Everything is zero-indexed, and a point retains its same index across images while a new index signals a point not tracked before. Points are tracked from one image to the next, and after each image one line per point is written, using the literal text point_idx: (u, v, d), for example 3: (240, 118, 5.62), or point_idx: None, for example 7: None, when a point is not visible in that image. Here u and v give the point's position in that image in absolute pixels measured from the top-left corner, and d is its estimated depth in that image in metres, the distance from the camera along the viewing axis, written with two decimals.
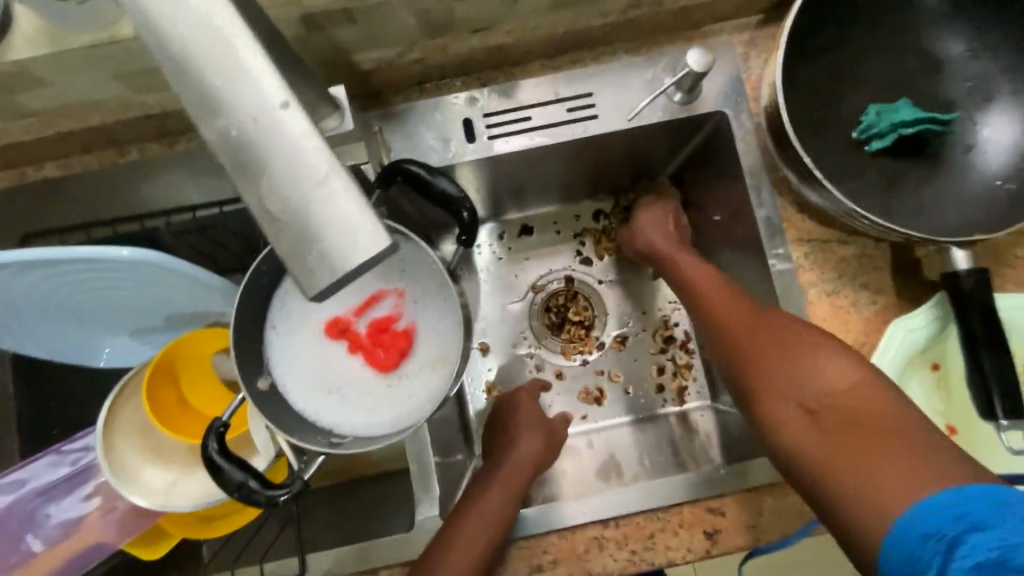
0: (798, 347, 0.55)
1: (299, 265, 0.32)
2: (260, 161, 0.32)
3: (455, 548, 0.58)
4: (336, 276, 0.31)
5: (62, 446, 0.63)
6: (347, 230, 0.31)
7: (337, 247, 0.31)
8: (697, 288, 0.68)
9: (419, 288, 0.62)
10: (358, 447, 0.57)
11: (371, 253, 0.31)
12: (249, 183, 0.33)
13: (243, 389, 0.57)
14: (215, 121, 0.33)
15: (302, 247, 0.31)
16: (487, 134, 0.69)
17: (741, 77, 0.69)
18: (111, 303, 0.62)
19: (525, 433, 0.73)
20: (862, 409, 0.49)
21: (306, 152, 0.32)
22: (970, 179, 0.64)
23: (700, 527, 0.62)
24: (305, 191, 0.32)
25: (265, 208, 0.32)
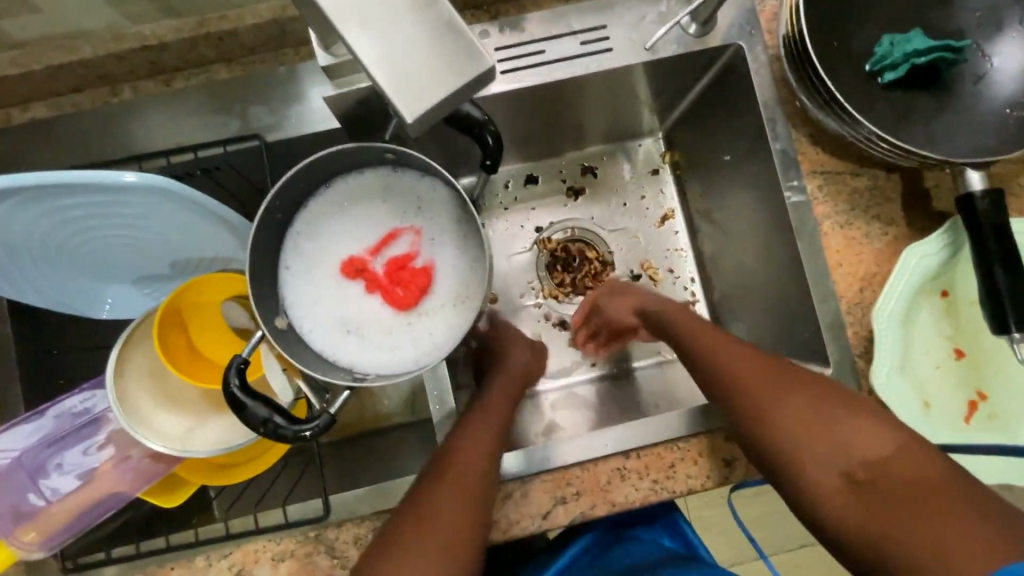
0: (827, 415, 0.55)
1: (401, 91, 0.35)
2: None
3: (451, 474, 0.57)
4: (441, 95, 0.35)
5: (59, 402, 0.61)
6: (451, 52, 0.35)
7: (444, 67, 0.35)
8: (706, 337, 0.65)
9: (437, 225, 0.61)
10: (380, 382, 0.56)
11: (474, 72, 0.35)
12: (350, 11, 0.35)
13: (261, 325, 0.55)
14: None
15: (409, 71, 0.35)
16: (498, 69, 0.67)
17: (756, 10, 0.68)
18: (115, 246, 0.60)
19: (513, 350, 0.76)
20: (913, 479, 0.49)
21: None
22: (980, 108, 0.65)
23: (719, 455, 0.64)
24: (409, 22, 0.35)
25: (367, 36, 0.35)
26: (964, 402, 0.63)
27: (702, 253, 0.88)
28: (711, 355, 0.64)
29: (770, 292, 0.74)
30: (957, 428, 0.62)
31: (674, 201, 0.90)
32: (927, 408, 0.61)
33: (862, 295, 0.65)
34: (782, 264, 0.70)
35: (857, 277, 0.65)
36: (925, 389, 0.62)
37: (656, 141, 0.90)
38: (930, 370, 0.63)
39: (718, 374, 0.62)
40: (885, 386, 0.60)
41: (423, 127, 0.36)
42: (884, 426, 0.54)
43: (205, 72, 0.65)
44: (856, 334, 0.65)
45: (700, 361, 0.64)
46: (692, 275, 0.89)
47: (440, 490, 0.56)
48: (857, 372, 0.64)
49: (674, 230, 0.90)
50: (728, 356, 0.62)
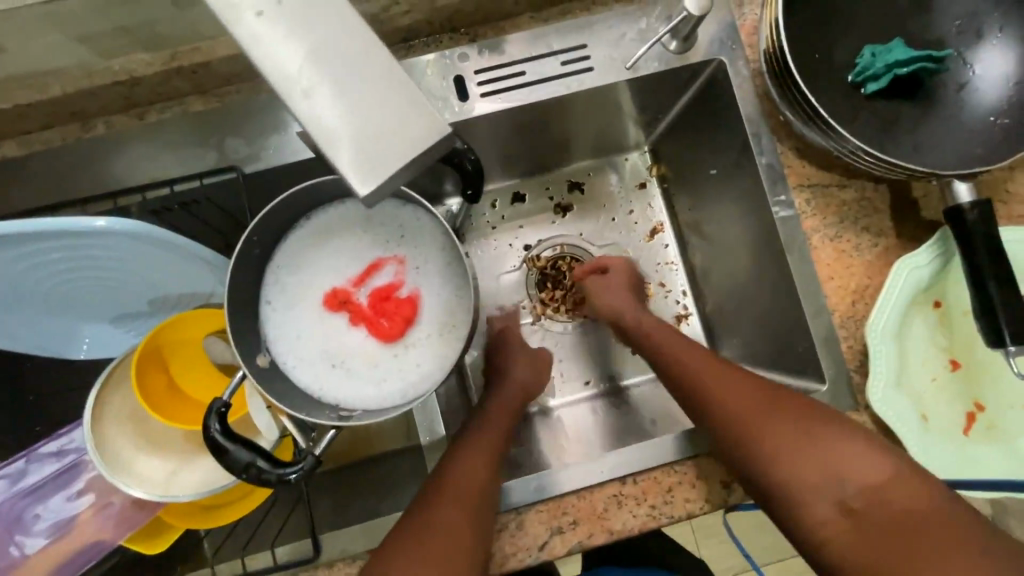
0: (827, 444, 0.55)
1: (358, 163, 0.32)
2: (305, 57, 0.33)
3: (450, 495, 0.57)
4: (398, 165, 0.32)
5: (37, 447, 0.58)
6: (406, 117, 0.32)
7: (399, 135, 0.32)
8: (699, 367, 0.66)
9: (422, 254, 0.59)
10: (368, 419, 0.55)
11: (433, 137, 0.32)
12: (298, 79, 0.33)
13: (242, 365, 0.53)
14: (256, 26, 0.33)
15: (362, 140, 0.32)
16: (479, 92, 0.66)
17: (736, 24, 0.68)
18: (90, 287, 0.58)
19: (515, 364, 0.77)
20: (904, 512, 0.50)
21: (353, 49, 0.33)
22: (964, 116, 0.64)
23: (718, 477, 0.62)
24: (361, 87, 0.32)
25: (316, 105, 0.32)
26: (962, 414, 0.62)
27: (693, 266, 0.87)
28: (700, 379, 0.64)
29: (762, 305, 0.73)
30: (957, 440, 0.61)
31: (662, 215, 0.90)
32: (925, 422, 0.61)
33: (855, 308, 0.64)
34: (773, 278, 0.69)
35: (849, 290, 0.64)
36: (922, 402, 0.61)
37: (642, 154, 0.90)
38: (926, 382, 0.62)
39: (713, 408, 0.61)
40: (881, 401, 0.59)
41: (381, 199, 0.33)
42: (883, 451, 0.53)
43: (179, 104, 0.64)
44: (850, 349, 0.64)
45: (697, 391, 0.64)
46: (684, 288, 0.88)
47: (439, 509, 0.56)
48: (852, 387, 0.63)
49: (665, 244, 0.89)
50: (721, 388, 0.62)
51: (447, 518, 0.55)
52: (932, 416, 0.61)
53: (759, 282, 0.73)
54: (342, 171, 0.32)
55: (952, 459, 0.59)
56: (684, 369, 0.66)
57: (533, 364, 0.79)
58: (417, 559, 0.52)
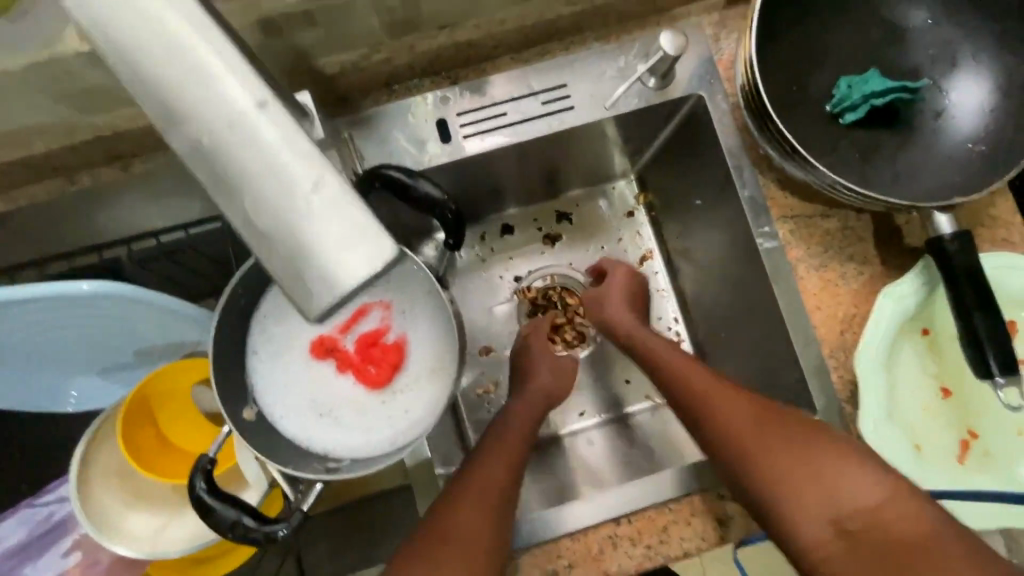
0: (818, 466, 0.55)
1: (304, 295, 0.28)
2: (234, 166, 0.28)
3: (472, 502, 0.58)
4: (339, 292, 0.27)
5: (35, 499, 0.60)
6: (344, 236, 0.27)
7: (335, 259, 0.27)
8: (700, 381, 0.64)
9: (407, 298, 0.59)
10: (356, 471, 0.55)
11: (375, 262, 0.26)
12: (227, 194, 0.28)
13: (227, 422, 0.54)
14: (186, 134, 0.29)
15: (298, 263, 0.27)
16: (462, 134, 0.67)
17: (713, 59, 0.69)
18: (75, 344, 0.58)
19: (540, 364, 0.78)
20: (896, 530, 0.51)
21: (283, 154, 0.28)
22: (942, 143, 0.65)
23: (712, 514, 0.62)
24: (292, 200, 0.27)
25: (251, 225, 0.28)
26: (956, 441, 0.62)
27: (683, 293, 0.87)
28: (700, 397, 0.63)
29: (751, 334, 0.73)
30: (951, 470, 0.60)
31: (651, 242, 0.90)
32: (919, 452, 0.60)
33: (843, 338, 0.64)
34: (761, 307, 0.70)
35: (837, 320, 0.64)
36: (915, 432, 0.61)
37: (628, 183, 0.90)
38: (918, 411, 0.62)
39: (710, 425, 0.61)
40: (874, 433, 0.59)
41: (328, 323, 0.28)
42: (878, 482, 0.53)
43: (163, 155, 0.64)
44: (841, 379, 0.64)
45: (699, 408, 0.63)
46: (675, 315, 0.87)
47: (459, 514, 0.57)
48: (844, 417, 0.63)
49: (654, 271, 0.89)
50: (724, 407, 0.61)
51: (466, 527, 0.56)
52: (925, 445, 0.61)
53: (748, 311, 0.73)
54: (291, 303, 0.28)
55: (947, 489, 0.59)
56: (688, 386, 0.65)
57: (556, 370, 0.79)
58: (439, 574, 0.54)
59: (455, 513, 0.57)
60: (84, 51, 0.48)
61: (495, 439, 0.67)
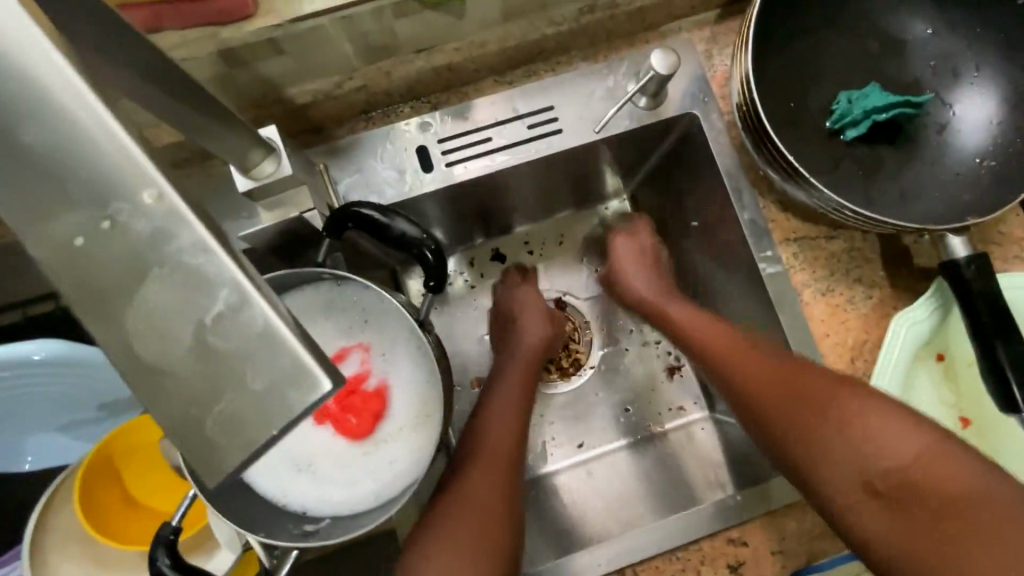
0: (846, 407, 0.52)
1: (196, 440, 0.20)
2: (114, 277, 0.20)
3: (488, 463, 0.59)
4: (253, 447, 0.19)
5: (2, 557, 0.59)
6: (265, 376, 0.19)
7: (251, 403, 0.19)
8: (727, 344, 0.62)
9: (388, 340, 0.55)
10: (337, 535, 0.50)
11: (299, 406, 0.19)
12: (101, 318, 0.20)
13: (193, 485, 0.47)
14: (45, 229, 0.20)
15: (196, 405, 0.20)
16: (445, 161, 0.63)
17: (706, 76, 0.66)
18: (27, 402, 0.55)
19: (529, 311, 0.76)
20: (943, 491, 0.46)
21: (185, 262, 0.20)
22: (948, 159, 0.62)
23: (724, 561, 0.58)
24: (197, 324, 0.20)
25: (129, 358, 0.20)
26: None
27: None
28: (723, 360, 0.61)
29: None
30: None
31: None
32: None
33: (854, 366, 0.61)
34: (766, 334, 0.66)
35: (846, 347, 0.61)
36: None
37: (622, 203, 0.86)
38: None
39: (737, 381, 0.59)
40: None
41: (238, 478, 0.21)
42: (914, 424, 0.49)
43: None
44: None
45: (727, 371, 0.60)
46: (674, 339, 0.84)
47: (474, 473, 0.58)
48: None
49: None
50: (751, 362, 0.59)
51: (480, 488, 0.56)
52: None
53: None
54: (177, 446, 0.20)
55: None
56: (716, 349, 0.62)
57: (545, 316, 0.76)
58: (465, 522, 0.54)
59: (468, 474, 0.58)
60: None
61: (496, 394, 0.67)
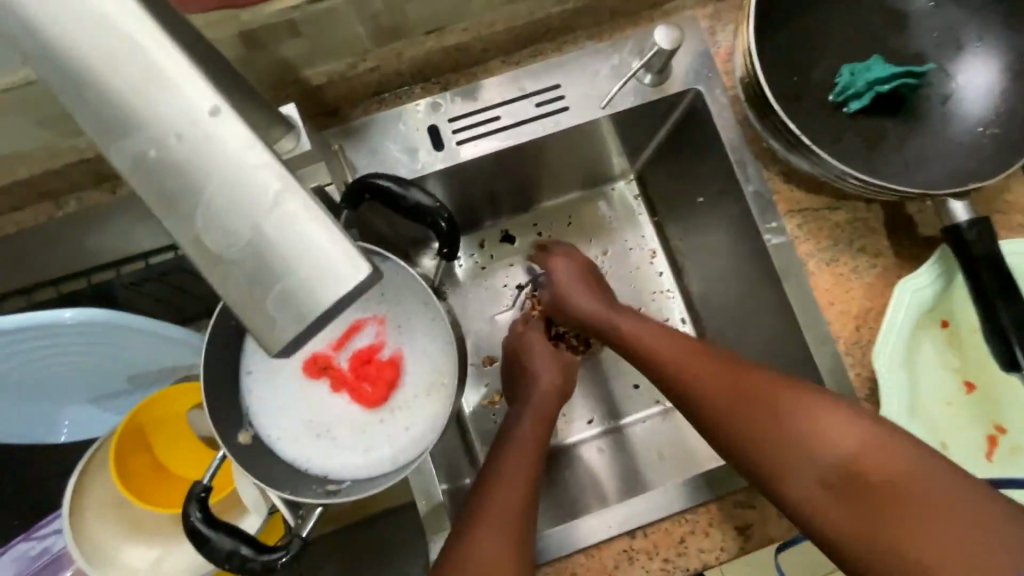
0: (795, 412, 0.52)
1: (254, 315, 0.24)
2: (183, 183, 0.25)
3: (493, 516, 0.55)
4: (306, 325, 0.23)
5: (36, 528, 0.61)
6: (310, 259, 0.23)
7: (302, 287, 0.23)
8: (699, 379, 0.58)
9: (403, 312, 0.57)
10: (357, 493, 0.52)
11: (347, 288, 0.23)
12: (178, 214, 0.25)
13: (222, 445, 0.51)
14: (124, 146, 0.25)
15: (256, 290, 0.24)
16: (455, 140, 0.65)
17: (710, 52, 0.67)
18: (63, 373, 0.58)
19: (544, 361, 0.75)
20: (885, 474, 0.47)
21: (241, 168, 0.24)
22: (952, 129, 0.62)
23: (732, 523, 0.59)
24: (251, 220, 0.24)
25: (200, 251, 0.24)
26: (983, 438, 0.59)
27: (690, 293, 0.84)
28: (680, 364, 0.61)
29: (763, 333, 0.71)
30: (980, 468, 0.58)
31: (655, 243, 0.87)
32: (945, 451, 0.58)
33: (859, 333, 0.62)
34: (772, 305, 0.67)
35: (851, 315, 0.62)
36: (940, 430, 0.58)
37: (629, 184, 0.88)
38: (942, 407, 0.60)
39: (686, 388, 0.59)
40: None
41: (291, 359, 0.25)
42: (858, 419, 0.50)
43: None
44: (859, 376, 0.61)
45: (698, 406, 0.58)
46: (682, 317, 0.85)
47: (481, 531, 0.54)
48: None
49: (659, 272, 0.86)
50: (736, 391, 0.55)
51: (488, 547, 0.53)
52: (951, 442, 0.58)
53: (758, 309, 0.70)
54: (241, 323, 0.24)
55: None
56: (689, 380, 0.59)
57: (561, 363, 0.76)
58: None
59: (474, 529, 0.54)
60: None
61: (509, 444, 0.64)
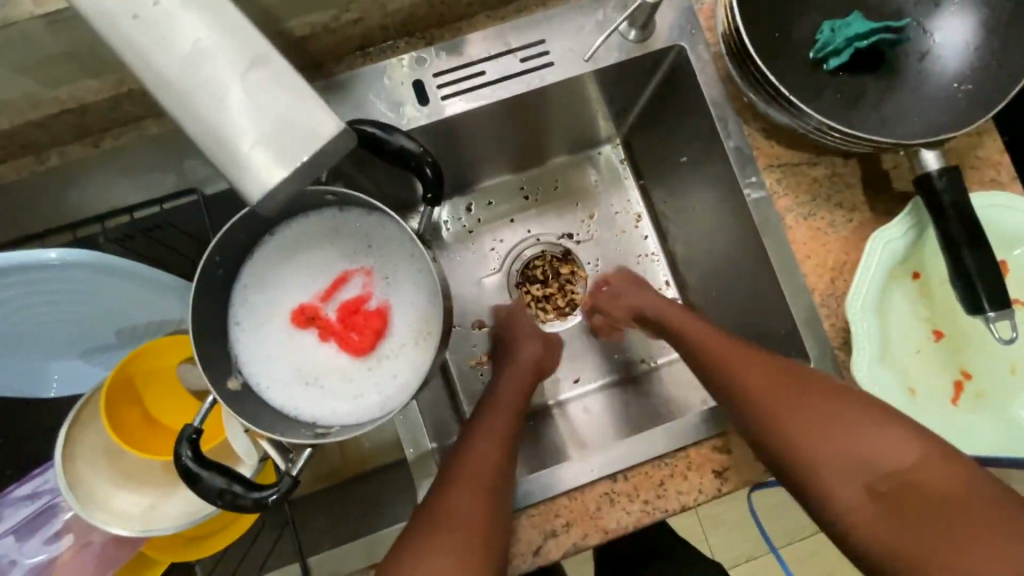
0: (852, 420, 0.55)
1: (240, 168, 0.31)
2: (162, 42, 0.31)
3: (465, 480, 0.57)
4: (286, 174, 0.30)
5: (11, 491, 0.59)
6: (291, 118, 0.30)
7: (282, 138, 0.30)
8: (754, 376, 0.61)
9: (390, 264, 0.58)
10: (345, 434, 0.53)
11: (324, 142, 0.30)
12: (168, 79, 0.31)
13: (212, 390, 0.52)
14: (107, 10, 0.31)
15: (238, 145, 0.31)
16: (440, 95, 0.65)
17: (694, 8, 0.67)
18: (52, 324, 0.59)
19: (523, 342, 0.78)
20: (927, 491, 0.51)
21: (221, 35, 0.31)
22: (928, 84, 0.64)
23: (709, 466, 0.62)
24: (234, 85, 0.31)
25: (182, 106, 0.31)
26: (950, 383, 0.62)
27: (673, 254, 0.86)
28: (721, 364, 0.64)
29: (743, 289, 0.73)
30: (946, 412, 0.60)
31: (640, 205, 0.88)
32: (913, 395, 0.60)
33: (834, 285, 0.64)
34: (752, 261, 0.69)
35: (827, 268, 0.64)
36: (909, 376, 0.61)
37: (615, 147, 0.88)
38: (911, 355, 0.62)
39: (732, 387, 0.62)
40: (868, 379, 0.59)
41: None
42: (914, 434, 0.53)
43: (135, 129, 0.62)
44: (833, 326, 0.63)
45: (727, 385, 0.62)
46: (666, 279, 0.87)
47: (455, 491, 0.56)
48: (838, 364, 0.63)
49: (643, 235, 0.88)
50: (796, 391, 0.58)
51: (461, 506, 0.55)
52: (919, 387, 0.61)
53: (739, 265, 0.72)
54: (229, 175, 0.31)
55: (941, 430, 0.59)
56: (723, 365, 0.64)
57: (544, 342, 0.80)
58: (443, 545, 0.52)
59: (448, 491, 0.57)
60: (38, 13, 0.46)
61: (486, 411, 0.67)
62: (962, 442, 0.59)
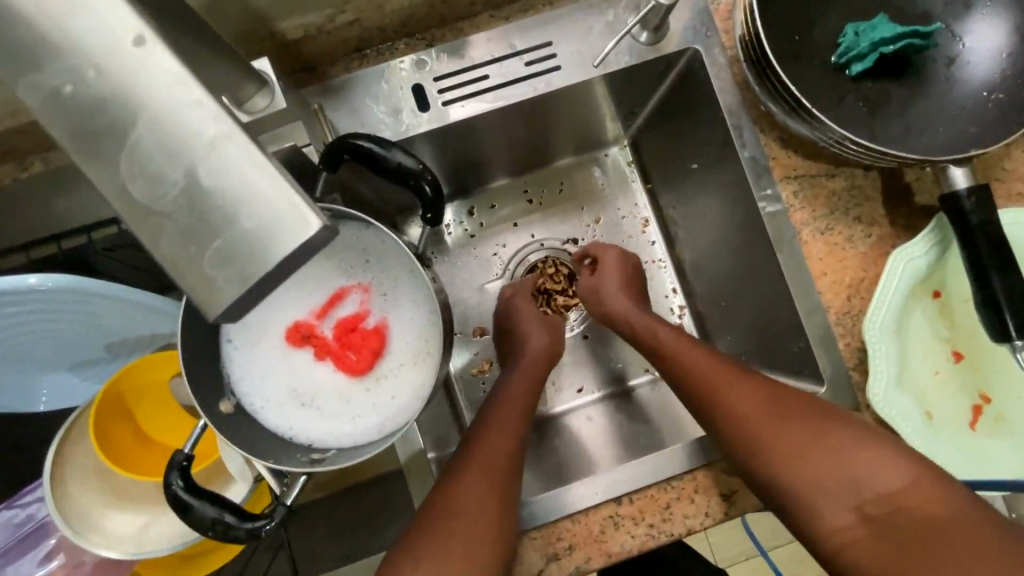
0: (832, 437, 0.52)
1: (196, 270, 0.27)
2: (106, 121, 0.28)
3: (475, 465, 0.55)
4: (241, 290, 0.27)
5: (13, 501, 0.59)
6: (254, 219, 0.27)
7: (251, 237, 0.27)
8: (735, 388, 0.58)
9: (387, 279, 0.56)
10: (342, 461, 0.52)
11: (298, 241, 0.27)
12: (114, 157, 0.28)
13: (202, 414, 0.50)
14: (38, 78, 0.27)
15: (192, 247, 0.27)
16: (441, 100, 0.62)
17: (709, 9, 0.64)
18: (36, 340, 0.57)
19: (529, 329, 0.74)
20: (915, 514, 0.47)
21: (174, 105, 0.27)
22: (956, 92, 0.60)
23: (716, 490, 0.60)
24: (195, 167, 0.27)
25: (132, 198, 0.28)
26: (968, 407, 0.59)
27: (681, 262, 0.83)
28: (698, 377, 0.61)
29: (754, 302, 0.70)
30: (964, 437, 0.58)
31: (648, 210, 0.85)
32: (930, 420, 0.58)
33: (850, 303, 0.61)
34: (764, 274, 0.66)
35: (843, 286, 0.61)
36: (926, 398, 0.59)
37: (622, 149, 0.85)
38: (928, 377, 0.60)
39: (713, 401, 0.59)
40: (884, 404, 0.57)
41: (258, 292, 0.28)
42: (896, 452, 0.50)
43: None
44: (848, 346, 0.61)
45: (706, 394, 0.60)
46: (674, 286, 0.84)
47: (467, 478, 0.54)
48: (852, 385, 0.60)
49: (651, 240, 0.85)
50: (776, 406, 0.56)
51: (476, 494, 0.53)
52: (936, 410, 0.58)
53: (750, 278, 0.69)
54: (178, 278, 0.28)
55: (958, 456, 0.57)
56: (697, 377, 0.61)
57: (549, 328, 0.75)
58: (446, 543, 0.50)
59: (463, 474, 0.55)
60: None
61: (499, 401, 0.65)
62: (980, 469, 0.57)
